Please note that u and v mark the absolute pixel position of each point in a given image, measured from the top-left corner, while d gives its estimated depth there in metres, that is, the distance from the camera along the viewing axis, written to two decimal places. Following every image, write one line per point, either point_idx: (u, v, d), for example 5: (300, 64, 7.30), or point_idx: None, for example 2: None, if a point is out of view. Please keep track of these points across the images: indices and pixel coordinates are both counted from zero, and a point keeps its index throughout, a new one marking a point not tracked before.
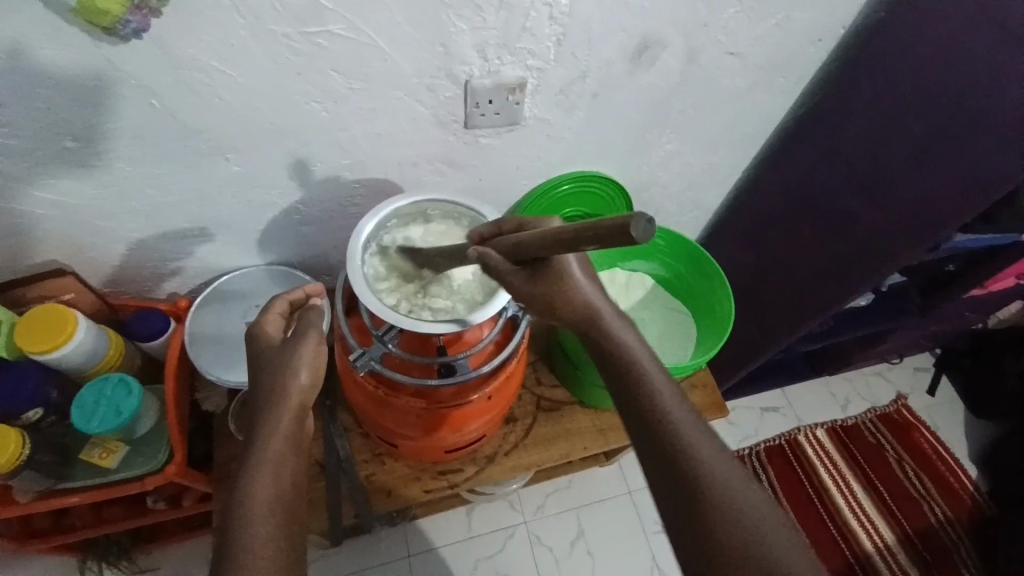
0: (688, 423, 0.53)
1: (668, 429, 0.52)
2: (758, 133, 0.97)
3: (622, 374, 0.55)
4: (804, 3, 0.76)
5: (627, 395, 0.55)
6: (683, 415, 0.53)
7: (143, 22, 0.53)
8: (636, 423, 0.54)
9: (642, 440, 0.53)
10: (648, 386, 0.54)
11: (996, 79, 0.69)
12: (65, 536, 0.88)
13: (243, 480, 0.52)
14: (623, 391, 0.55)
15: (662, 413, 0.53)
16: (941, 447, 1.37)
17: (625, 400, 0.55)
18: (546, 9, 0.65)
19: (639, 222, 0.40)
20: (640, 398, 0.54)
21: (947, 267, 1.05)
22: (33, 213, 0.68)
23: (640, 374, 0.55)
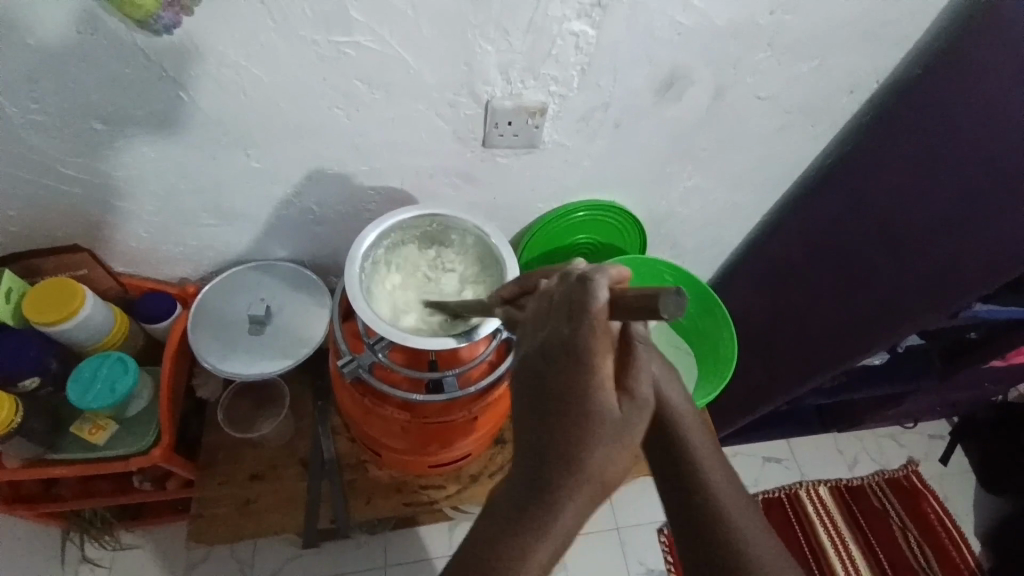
0: (734, 498, 0.46)
1: (710, 504, 0.45)
2: (782, 179, 0.95)
3: (665, 436, 0.47)
4: (837, 54, 0.75)
5: (669, 461, 0.47)
6: (730, 489, 0.46)
7: (174, 20, 0.55)
8: (671, 489, 0.47)
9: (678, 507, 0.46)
10: (694, 454, 0.46)
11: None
12: (53, 504, 0.89)
13: None
14: (665, 456, 0.47)
15: (708, 484, 0.46)
16: (949, 520, 1.32)
17: (663, 465, 0.47)
18: (572, 38, 0.65)
19: (669, 300, 0.37)
20: (686, 469, 0.46)
21: (970, 334, 1.01)
22: (57, 187, 0.70)
23: (685, 439, 0.47)
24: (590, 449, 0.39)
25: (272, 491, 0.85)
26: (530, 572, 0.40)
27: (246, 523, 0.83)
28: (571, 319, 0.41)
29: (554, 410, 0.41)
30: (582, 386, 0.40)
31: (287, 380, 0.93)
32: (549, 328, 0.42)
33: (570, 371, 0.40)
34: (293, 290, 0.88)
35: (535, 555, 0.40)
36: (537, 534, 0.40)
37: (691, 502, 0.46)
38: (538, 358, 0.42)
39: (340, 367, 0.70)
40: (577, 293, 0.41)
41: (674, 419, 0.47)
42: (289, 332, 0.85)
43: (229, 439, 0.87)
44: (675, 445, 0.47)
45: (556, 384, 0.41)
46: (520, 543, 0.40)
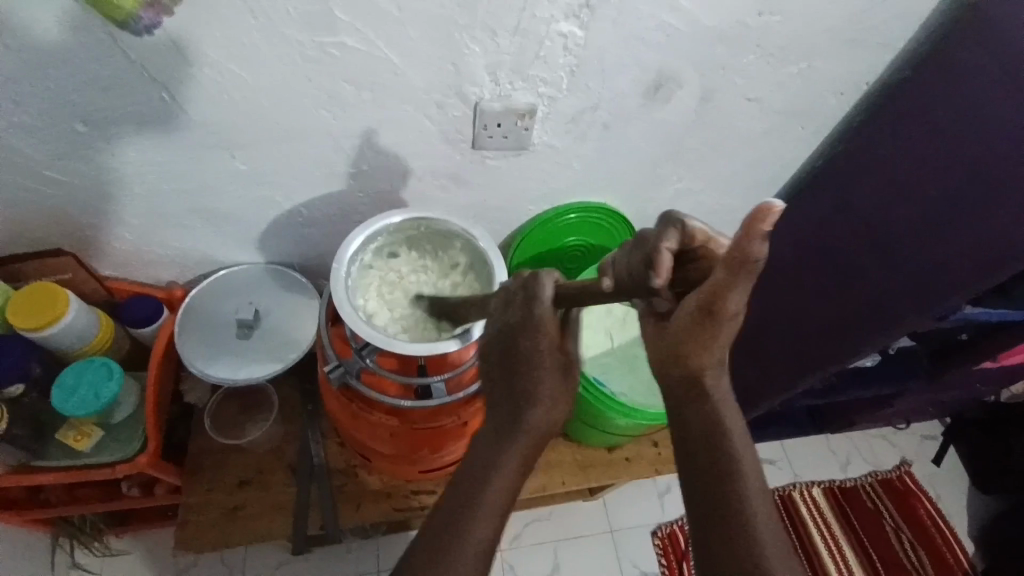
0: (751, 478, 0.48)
1: (732, 481, 0.48)
2: (772, 181, 0.95)
3: (700, 409, 0.50)
4: (827, 55, 0.75)
5: (700, 433, 0.50)
6: (751, 464, 0.49)
7: (154, 19, 0.55)
8: (691, 444, 0.50)
9: (703, 485, 0.49)
10: (723, 428, 0.50)
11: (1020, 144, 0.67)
12: (41, 510, 0.88)
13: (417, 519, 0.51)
14: (694, 430, 0.50)
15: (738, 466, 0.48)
16: (942, 520, 1.32)
17: (695, 438, 0.50)
18: (559, 39, 0.65)
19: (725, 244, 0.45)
20: (715, 444, 0.49)
21: (960, 335, 1.00)
22: (40, 190, 0.69)
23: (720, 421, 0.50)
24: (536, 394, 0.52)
25: (261, 496, 0.84)
26: (472, 550, 0.48)
27: (235, 529, 0.82)
28: (730, 272, 0.42)
29: (512, 368, 0.52)
30: (533, 356, 0.51)
31: (276, 385, 0.92)
32: (508, 318, 0.52)
33: (522, 352, 0.51)
34: (282, 292, 0.87)
35: (484, 522, 0.49)
36: (483, 510, 0.49)
37: (709, 457, 0.49)
38: (499, 344, 0.52)
39: (327, 374, 0.70)
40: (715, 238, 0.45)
41: (711, 394, 0.50)
42: (276, 336, 0.85)
43: (217, 444, 0.87)
44: (710, 423, 0.50)
45: (508, 364, 0.52)
46: (471, 519, 0.49)
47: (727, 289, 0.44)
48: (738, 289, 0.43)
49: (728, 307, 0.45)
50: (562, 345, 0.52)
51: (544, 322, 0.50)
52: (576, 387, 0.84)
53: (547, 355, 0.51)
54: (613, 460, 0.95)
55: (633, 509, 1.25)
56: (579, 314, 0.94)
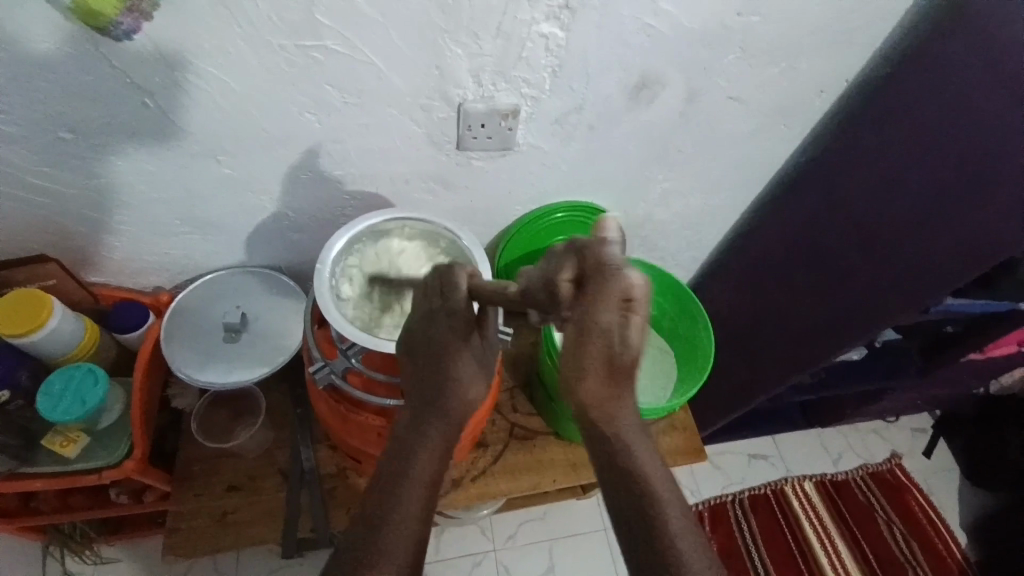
0: (670, 498, 0.48)
1: (649, 512, 0.47)
2: (758, 179, 0.96)
3: (607, 447, 0.50)
4: (808, 55, 0.76)
5: (610, 461, 0.50)
6: (661, 482, 0.49)
7: (134, 25, 0.54)
8: (599, 449, 0.50)
9: (610, 483, 0.49)
10: (626, 448, 0.50)
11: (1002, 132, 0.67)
12: (30, 519, 0.87)
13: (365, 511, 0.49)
14: (608, 464, 0.50)
15: (651, 491, 0.48)
16: (933, 513, 1.33)
17: (602, 461, 0.50)
18: (542, 41, 0.65)
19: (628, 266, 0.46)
20: (625, 468, 0.49)
21: (946, 328, 1.03)
22: (23, 198, 0.69)
23: (628, 448, 0.50)
24: (448, 373, 0.57)
25: (251, 502, 0.84)
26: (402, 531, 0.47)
27: (223, 535, 0.82)
28: (598, 280, 0.45)
29: (425, 355, 0.57)
30: (443, 343, 0.57)
31: (265, 390, 0.92)
32: (425, 308, 0.59)
33: (437, 340, 0.57)
34: (269, 296, 0.87)
35: (405, 510, 0.48)
36: (410, 492, 0.49)
37: (614, 451, 0.50)
38: (417, 338, 0.59)
39: (313, 375, 0.70)
40: (606, 260, 0.46)
41: (615, 425, 0.50)
42: (263, 340, 0.84)
43: (207, 450, 0.86)
44: (616, 453, 0.50)
45: (427, 350, 0.58)
46: (392, 507, 0.48)
47: (588, 305, 0.46)
48: (603, 305, 0.45)
49: (600, 321, 0.46)
50: (473, 334, 0.60)
51: (447, 307, 0.58)
52: None
53: (456, 342, 0.58)
54: None
55: None
56: None
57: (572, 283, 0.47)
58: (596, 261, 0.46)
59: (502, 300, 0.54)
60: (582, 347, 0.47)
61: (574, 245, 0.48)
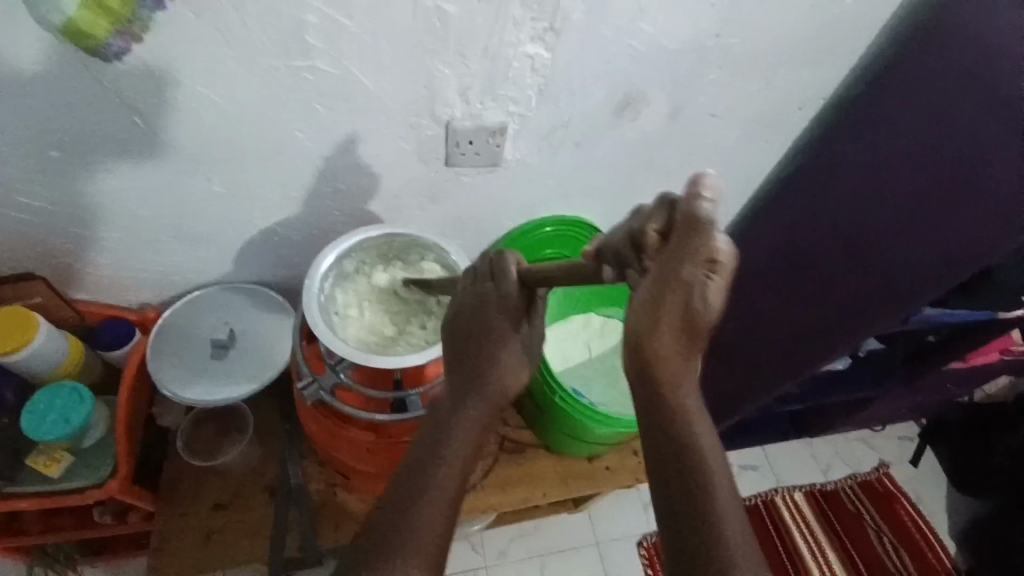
0: (723, 485, 0.47)
1: (708, 512, 0.45)
2: (742, 192, 0.98)
3: (659, 435, 0.49)
4: (786, 73, 0.78)
5: (668, 442, 0.49)
6: (721, 480, 0.47)
7: (124, 46, 0.55)
8: (659, 444, 0.49)
9: (664, 477, 0.48)
10: (689, 442, 0.48)
11: (986, 147, 0.70)
12: (17, 538, 0.86)
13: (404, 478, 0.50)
14: (659, 443, 0.49)
15: (705, 478, 0.47)
16: (922, 521, 1.34)
17: (661, 454, 0.49)
18: (529, 61, 0.67)
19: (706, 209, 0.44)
20: (682, 456, 0.48)
21: (928, 338, 1.06)
22: (9, 216, 0.69)
23: (683, 426, 0.49)
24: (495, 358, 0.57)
25: (238, 520, 0.83)
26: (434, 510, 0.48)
27: (209, 555, 0.81)
28: (686, 234, 0.45)
29: (472, 335, 0.58)
30: (491, 325, 0.57)
31: (254, 406, 0.91)
32: (473, 294, 0.60)
33: (487, 326, 0.58)
34: (257, 311, 0.87)
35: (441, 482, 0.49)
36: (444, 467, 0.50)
37: (674, 444, 0.48)
38: (464, 316, 0.59)
39: (302, 389, 0.70)
40: (698, 218, 0.45)
41: (677, 403, 0.50)
42: (251, 355, 0.84)
43: (193, 468, 0.85)
44: (674, 428, 0.49)
45: (474, 332, 0.58)
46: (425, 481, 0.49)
47: (676, 258, 0.46)
48: (691, 260, 0.45)
49: (683, 275, 0.46)
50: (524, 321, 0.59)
51: (496, 296, 0.58)
52: (553, 398, 0.85)
53: (508, 330, 0.57)
54: (595, 470, 0.95)
55: (619, 521, 1.25)
56: (556, 328, 0.96)
57: (659, 236, 0.47)
58: (687, 216, 0.45)
59: (555, 282, 0.53)
60: (656, 310, 0.48)
61: (665, 199, 0.47)
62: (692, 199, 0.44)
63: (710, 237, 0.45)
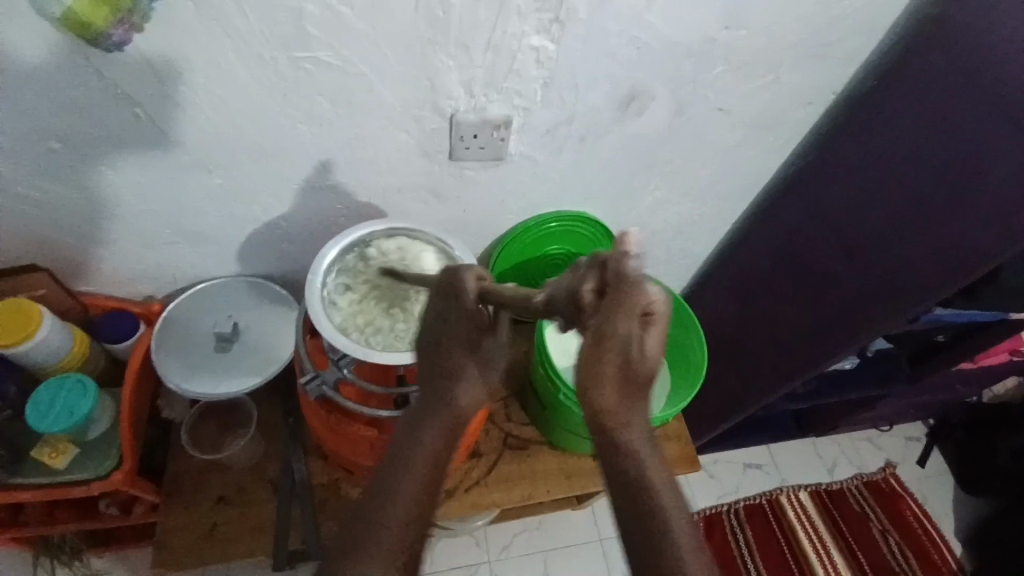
0: (673, 500, 0.45)
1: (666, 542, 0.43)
2: (748, 189, 0.97)
3: (619, 461, 0.47)
4: (795, 68, 0.77)
5: (613, 466, 0.47)
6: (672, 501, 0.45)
7: (124, 36, 0.54)
8: (615, 471, 0.47)
9: (625, 504, 0.45)
10: (641, 469, 0.46)
11: (986, 150, 0.68)
12: (17, 531, 0.86)
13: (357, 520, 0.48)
14: (615, 471, 0.47)
15: (656, 503, 0.45)
16: (928, 522, 1.32)
17: (619, 482, 0.46)
18: (533, 53, 0.66)
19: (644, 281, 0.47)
20: (637, 487, 0.46)
21: (937, 337, 1.05)
22: (13, 209, 0.69)
23: (627, 451, 0.47)
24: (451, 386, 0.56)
25: (239, 516, 0.83)
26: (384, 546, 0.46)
27: (213, 549, 0.81)
28: (616, 294, 0.46)
29: (435, 362, 0.57)
30: (448, 354, 0.57)
31: (256, 401, 0.91)
32: (427, 320, 0.58)
33: (440, 352, 0.57)
34: (261, 306, 0.87)
35: (394, 516, 0.47)
36: (393, 501, 0.48)
37: (630, 467, 0.46)
38: (428, 334, 0.58)
39: (303, 385, 0.70)
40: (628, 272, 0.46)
41: (620, 433, 0.48)
42: (255, 350, 0.84)
43: (196, 462, 0.86)
44: (626, 456, 0.47)
45: (429, 364, 0.58)
46: (371, 524, 0.47)
47: (609, 316, 0.46)
48: (624, 315, 0.46)
49: (618, 330, 0.47)
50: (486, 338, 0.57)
51: (454, 319, 0.57)
52: (557, 396, 0.85)
53: (464, 359, 0.57)
54: (599, 468, 0.95)
55: (622, 518, 1.25)
56: (560, 325, 0.95)
57: (594, 293, 0.47)
58: (617, 274, 0.46)
59: (517, 309, 0.52)
60: (597, 362, 0.48)
61: (596, 258, 0.47)
62: (621, 257, 0.46)
63: (642, 294, 0.47)
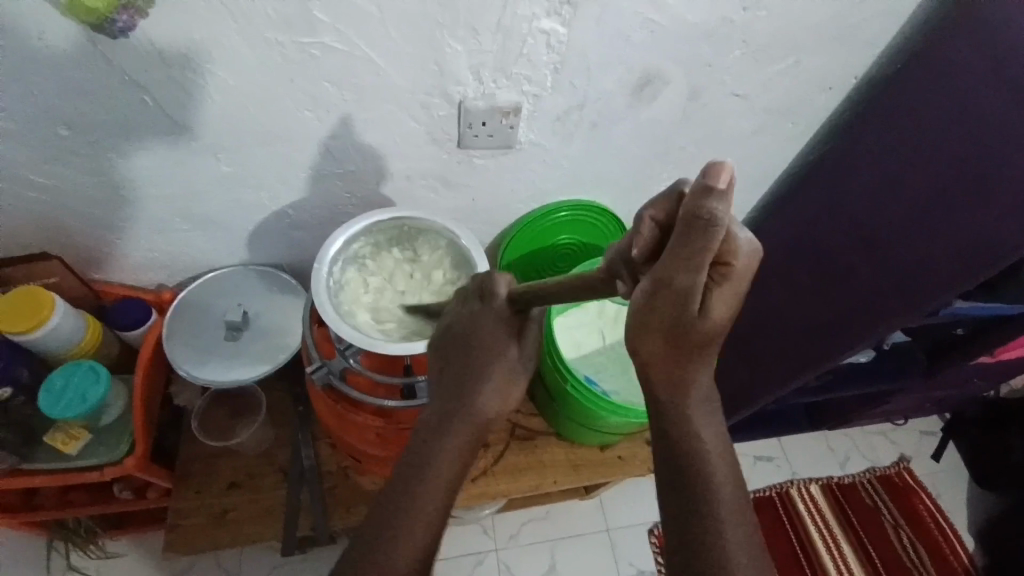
0: (729, 493, 0.46)
1: (716, 539, 0.44)
2: (764, 178, 0.94)
3: (676, 452, 0.47)
4: (814, 51, 0.74)
5: (671, 455, 0.47)
6: (726, 477, 0.47)
7: (129, 21, 0.54)
8: (671, 472, 0.47)
9: (674, 502, 0.46)
10: (702, 458, 0.47)
11: (1005, 143, 0.66)
12: (34, 513, 0.88)
13: (391, 516, 0.49)
14: (671, 463, 0.47)
15: (711, 490, 0.46)
16: (942, 517, 1.30)
17: (671, 474, 0.47)
18: (543, 37, 0.64)
19: (721, 170, 0.35)
20: (694, 474, 0.46)
21: (956, 331, 1.02)
22: (24, 195, 0.69)
23: (695, 438, 0.48)
24: (483, 379, 0.56)
25: (250, 500, 0.84)
26: (411, 543, 0.48)
27: (223, 532, 0.82)
28: (688, 236, 0.37)
29: (470, 350, 0.57)
30: (479, 338, 0.57)
31: (266, 388, 0.92)
32: (466, 312, 0.60)
33: (475, 337, 0.57)
34: (270, 294, 0.87)
35: (417, 521, 0.49)
36: (417, 503, 0.50)
37: (681, 462, 0.47)
38: (457, 330, 0.59)
39: (309, 373, 0.70)
40: (700, 213, 0.36)
41: (688, 421, 0.48)
42: (265, 338, 0.85)
43: (207, 447, 0.87)
44: (681, 453, 0.47)
45: (460, 346, 0.58)
46: (404, 522, 0.49)
47: (678, 257, 0.39)
48: (688, 267, 0.39)
49: (681, 281, 0.40)
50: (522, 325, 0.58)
51: (489, 312, 0.57)
52: (566, 387, 0.84)
53: (503, 341, 0.57)
54: (606, 459, 0.94)
55: (629, 508, 1.25)
56: (569, 316, 0.94)
57: (655, 223, 0.42)
58: (690, 213, 0.36)
59: (570, 282, 0.50)
60: (647, 315, 0.44)
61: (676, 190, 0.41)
62: (703, 191, 0.36)
63: (723, 235, 0.36)
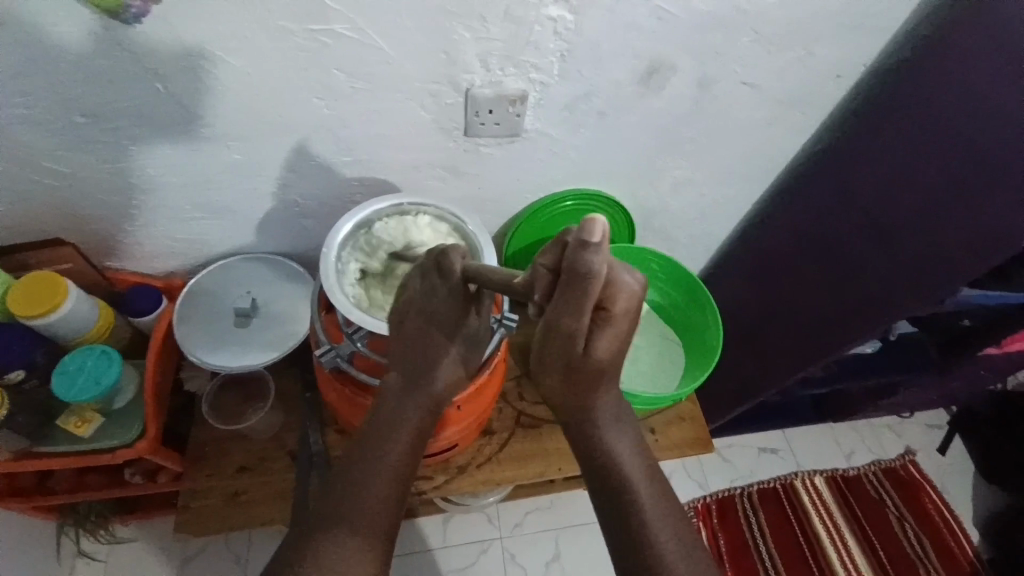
0: (635, 466, 0.63)
1: (630, 518, 0.59)
2: (771, 168, 0.94)
3: (592, 431, 0.64)
4: (824, 41, 0.74)
5: (587, 436, 0.64)
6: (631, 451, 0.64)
7: (143, 8, 0.55)
8: (589, 451, 0.64)
9: (596, 480, 0.63)
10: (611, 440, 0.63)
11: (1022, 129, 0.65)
12: (45, 498, 0.89)
13: (355, 485, 0.59)
14: (586, 442, 0.64)
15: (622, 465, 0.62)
16: (947, 511, 1.30)
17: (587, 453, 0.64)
18: (551, 24, 0.65)
19: (591, 223, 0.45)
20: (604, 456, 0.63)
21: (964, 322, 1.02)
22: (38, 182, 0.70)
23: (601, 417, 0.64)
24: (434, 362, 0.66)
25: (260, 484, 0.86)
26: (363, 517, 0.57)
27: (234, 514, 0.83)
28: (568, 288, 0.50)
29: (417, 338, 0.65)
30: (422, 334, 0.65)
31: (275, 374, 0.93)
32: (425, 289, 0.64)
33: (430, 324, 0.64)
34: (278, 281, 0.88)
35: (370, 498, 0.59)
36: (370, 482, 0.60)
37: (597, 448, 0.63)
38: (413, 306, 0.64)
39: (318, 357, 0.71)
40: (577, 266, 0.47)
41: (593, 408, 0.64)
42: (274, 324, 0.86)
43: (217, 433, 0.88)
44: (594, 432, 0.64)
45: (417, 337, 0.65)
46: (355, 493, 0.59)
47: (561, 303, 0.52)
48: (573, 311, 0.52)
49: (565, 323, 0.53)
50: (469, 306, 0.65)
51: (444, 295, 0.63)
52: None
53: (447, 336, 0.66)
54: None
55: None
56: None
57: (548, 269, 0.51)
58: (569, 265, 0.48)
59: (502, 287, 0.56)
60: (545, 350, 0.59)
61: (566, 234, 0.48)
62: (580, 244, 0.46)
63: (594, 284, 0.48)
